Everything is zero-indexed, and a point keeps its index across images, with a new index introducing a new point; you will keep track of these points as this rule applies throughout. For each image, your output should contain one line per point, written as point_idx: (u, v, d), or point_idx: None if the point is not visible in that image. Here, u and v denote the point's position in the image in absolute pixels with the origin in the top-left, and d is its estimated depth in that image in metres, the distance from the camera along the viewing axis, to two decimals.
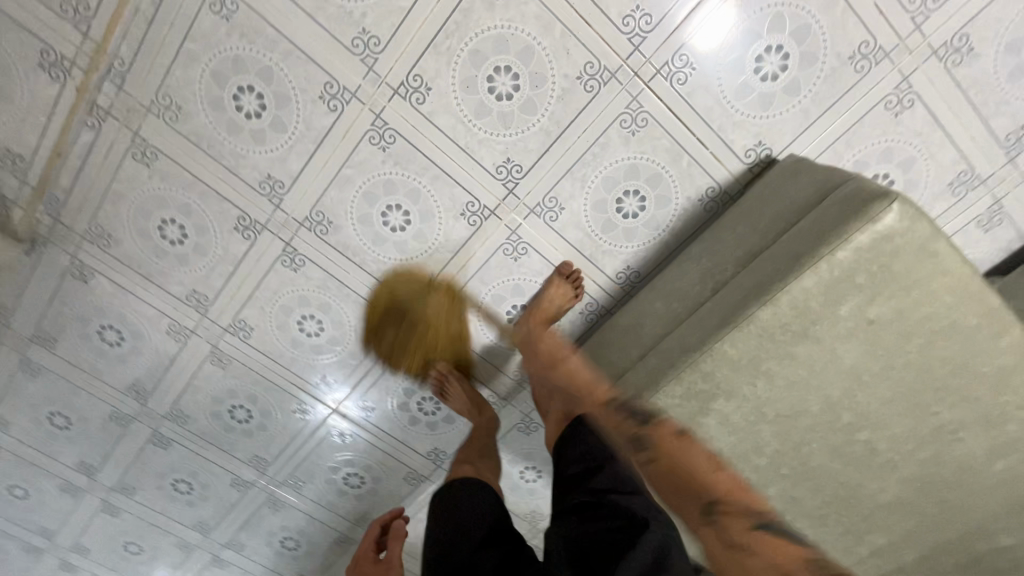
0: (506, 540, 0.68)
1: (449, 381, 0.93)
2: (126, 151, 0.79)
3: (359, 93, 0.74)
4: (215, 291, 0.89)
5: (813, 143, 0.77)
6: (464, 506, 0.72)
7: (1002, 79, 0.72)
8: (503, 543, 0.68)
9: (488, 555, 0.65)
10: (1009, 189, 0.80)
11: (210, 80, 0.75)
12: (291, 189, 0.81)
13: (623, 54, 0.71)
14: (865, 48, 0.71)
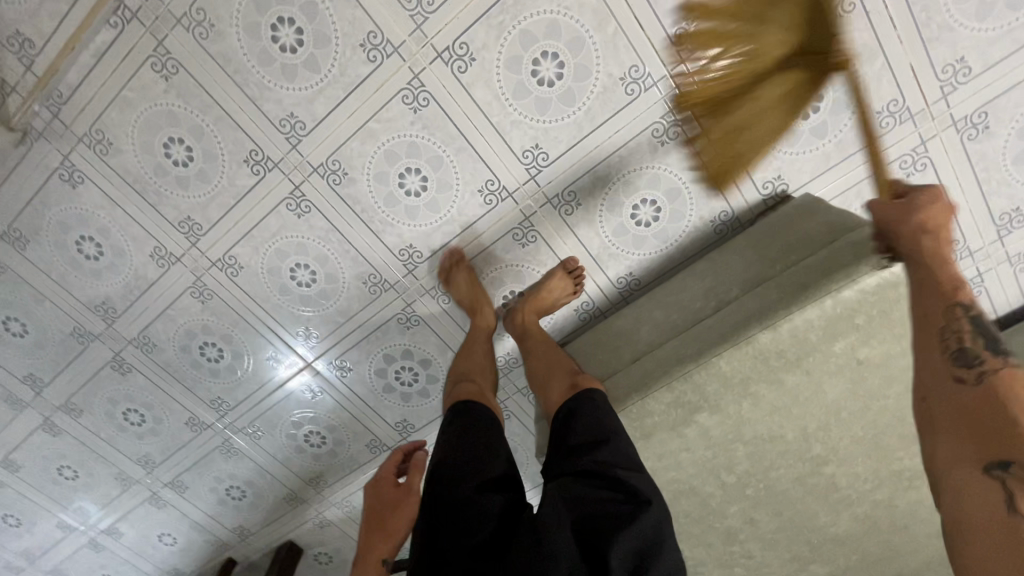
0: (510, 487, 0.61)
1: (459, 269, 0.86)
2: (145, 59, 0.75)
3: (402, 49, 0.73)
4: (211, 222, 0.86)
5: (827, 187, 0.80)
6: (464, 449, 0.63)
7: (1008, 160, 0.77)
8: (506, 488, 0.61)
9: (493, 498, 0.58)
10: (992, 265, 0.85)
11: (250, 3, 0.72)
12: (312, 132, 0.79)
13: (669, 64, 0.73)
14: (893, 107, 0.74)
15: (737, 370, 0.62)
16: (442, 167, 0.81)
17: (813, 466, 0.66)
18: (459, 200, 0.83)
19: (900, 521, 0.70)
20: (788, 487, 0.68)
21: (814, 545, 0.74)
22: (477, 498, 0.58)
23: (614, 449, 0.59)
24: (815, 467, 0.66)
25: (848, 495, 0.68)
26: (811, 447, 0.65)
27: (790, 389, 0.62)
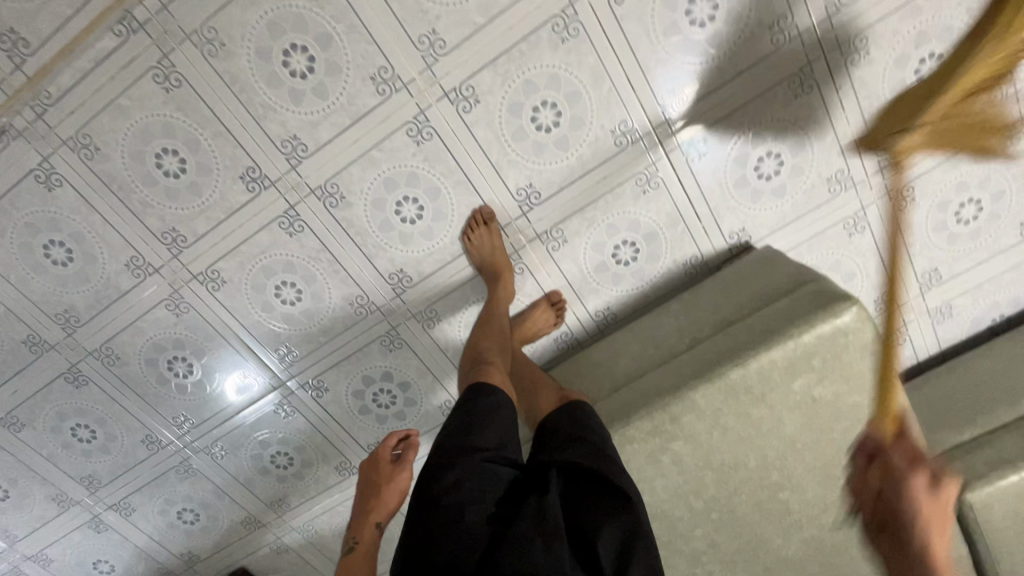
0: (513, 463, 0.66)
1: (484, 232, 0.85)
2: (147, 70, 0.75)
3: (411, 85, 0.77)
4: (196, 235, 0.85)
5: (783, 241, 0.90)
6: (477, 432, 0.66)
7: (928, 228, 0.90)
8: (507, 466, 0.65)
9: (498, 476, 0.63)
10: (915, 316, 0.97)
11: (264, 28, 0.74)
12: (314, 155, 0.81)
13: (654, 122, 0.81)
14: (841, 175, 0.86)
15: (709, 403, 0.68)
16: (439, 198, 0.85)
17: (770, 492, 0.73)
18: (453, 230, 0.87)
19: (841, 544, 0.78)
20: (748, 512, 0.75)
21: (767, 567, 0.80)
22: (488, 467, 0.64)
23: (599, 447, 0.67)
24: (772, 493, 0.73)
25: (799, 519, 0.75)
26: (770, 475, 0.72)
27: (754, 422, 0.69)
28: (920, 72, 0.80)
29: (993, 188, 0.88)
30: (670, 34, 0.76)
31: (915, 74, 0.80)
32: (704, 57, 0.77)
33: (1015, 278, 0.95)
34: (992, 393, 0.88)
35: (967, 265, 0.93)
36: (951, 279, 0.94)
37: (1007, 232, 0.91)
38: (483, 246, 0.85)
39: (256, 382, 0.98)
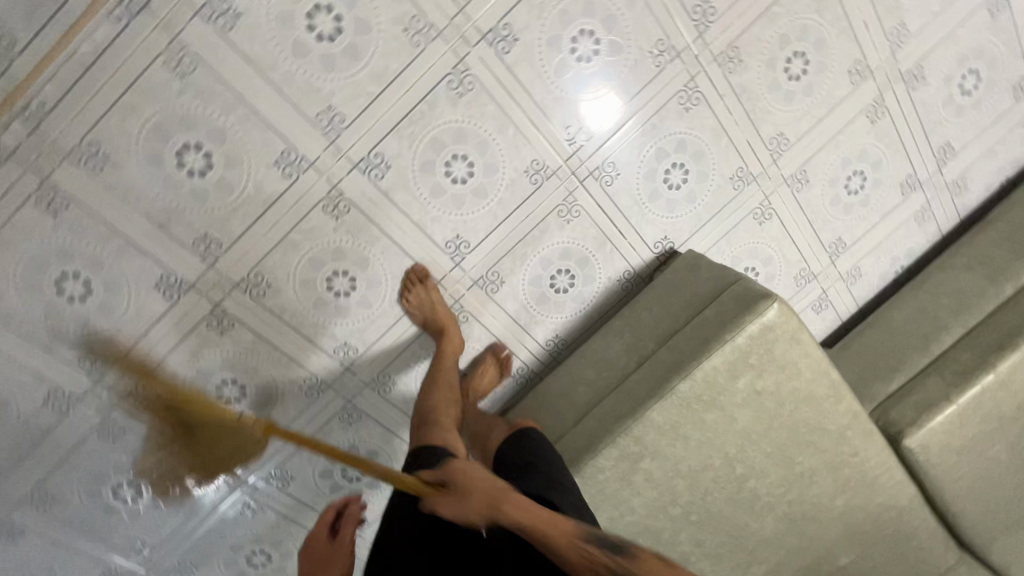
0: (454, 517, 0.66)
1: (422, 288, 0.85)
2: (27, 197, 0.70)
3: (317, 163, 0.76)
4: (118, 353, 0.80)
5: (704, 241, 0.95)
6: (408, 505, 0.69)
7: (825, 204, 0.98)
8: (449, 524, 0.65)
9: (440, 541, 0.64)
10: (831, 283, 1.06)
11: (150, 134, 0.71)
12: (230, 250, 0.78)
13: (563, 155, 0.84)
14: (741, 172, 0.92)
15: (667, 418, 0.71)
16: (369, 266, 0.83)
17: (737, 483, 0.77)
18: (389, 294, 0.86)
19: (811, 514, 0.83)
20: (722, 506, 0.79)
21: (751, 552, 0.84)
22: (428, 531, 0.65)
23: (545, 476, 0.67)
24: (739, 483, 0.77)
25: (769, 501, 0.80)
26: (734, 468, 0.76)
27: (710, 425, 0.73)
28: (789, 69, 0.87)
29: (873, 158, 0.97)
30: (560, 73, 0.79)
31: (785, 72, 0.87)
32: (597, 88, 0.81)
33: (907, 232, 1.05)
34: (910, 341, 0.96)
35: (866, 229, 1.02)
36: (855, 244, 1.03)
37: (893, 194, 1.01)
38: (423, 303, 0.85)
39: (212, 486, 0.93)
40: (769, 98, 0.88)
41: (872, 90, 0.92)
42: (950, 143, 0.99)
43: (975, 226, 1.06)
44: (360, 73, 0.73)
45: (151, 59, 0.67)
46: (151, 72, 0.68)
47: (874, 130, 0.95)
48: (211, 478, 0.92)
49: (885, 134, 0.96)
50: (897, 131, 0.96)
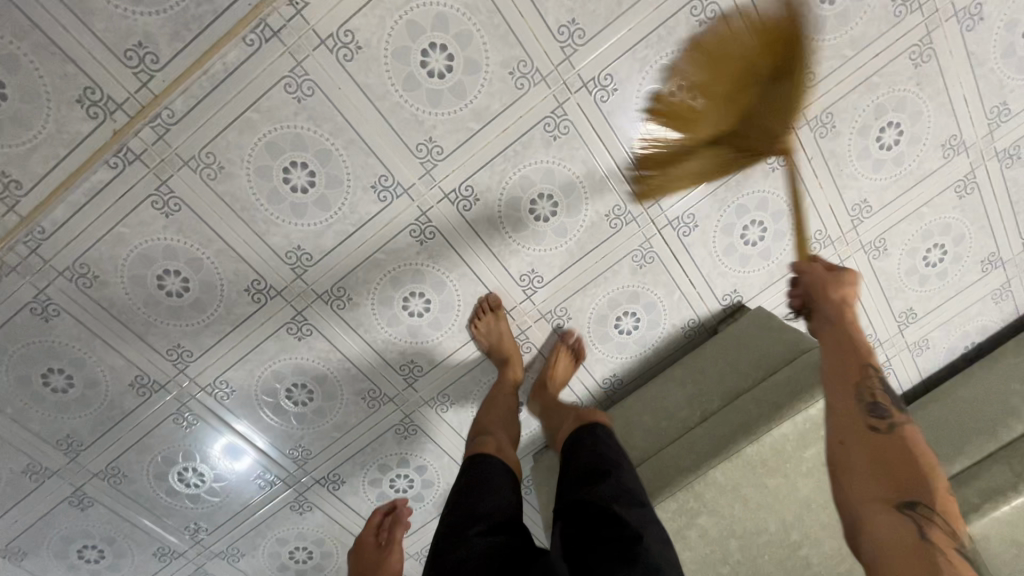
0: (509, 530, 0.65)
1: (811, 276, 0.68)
2: (144, 199, 0.75)
3: (411, 190, 0.79)
4: (203, 348, 0.85)
5: (772, 298, 0.95)
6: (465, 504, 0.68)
7: (901, 273, 0.97)
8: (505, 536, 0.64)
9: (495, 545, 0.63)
10: (896, 351, 1.04)
11: (262, 149, 0.75)
12: (319, 262, 0.82)
13: (646, 203, 0.85)
14: (819, 235, 0.91)
15: (729, 478, 0.72)
16: (444, 290, 0.86)
17: (790, 550, 0.77)
18: (460, 318, 0.89)
19: None
20: None
21: None
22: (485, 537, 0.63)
23: (611, 482, 0.66)
24: (792, 551, 0.77)
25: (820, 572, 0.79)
26: (789, 535, 0.76)
27: (771, 490, 0.72)
28: (882, 139, 0.86)
29: (955, 232, 0.95)
30: (654, 125, 0.81)
31: (877, 141, 0.86)
32: None
33: (981, 309, 1.03)
34: (976, 423, 0.94)
35: (939, 301, 1.01)
36: (925, 316, 1.01)
37: (971, 270, 0.99)
38: (821, 286, 0.67)
39: (268, 481, 0.97)
40: (857, 165, 0.87)
41: (964, 166, 0.91)
42: None
43: None
44: (464, 110, 0.76)
45: (275, 81, 0.72)
46: (273, 93, 0.72)
47: (960, 205, 0.94)
48: (238, 457, 0.94)
49: (971, 210, 0.94)
50: (984, 208, 0.94)
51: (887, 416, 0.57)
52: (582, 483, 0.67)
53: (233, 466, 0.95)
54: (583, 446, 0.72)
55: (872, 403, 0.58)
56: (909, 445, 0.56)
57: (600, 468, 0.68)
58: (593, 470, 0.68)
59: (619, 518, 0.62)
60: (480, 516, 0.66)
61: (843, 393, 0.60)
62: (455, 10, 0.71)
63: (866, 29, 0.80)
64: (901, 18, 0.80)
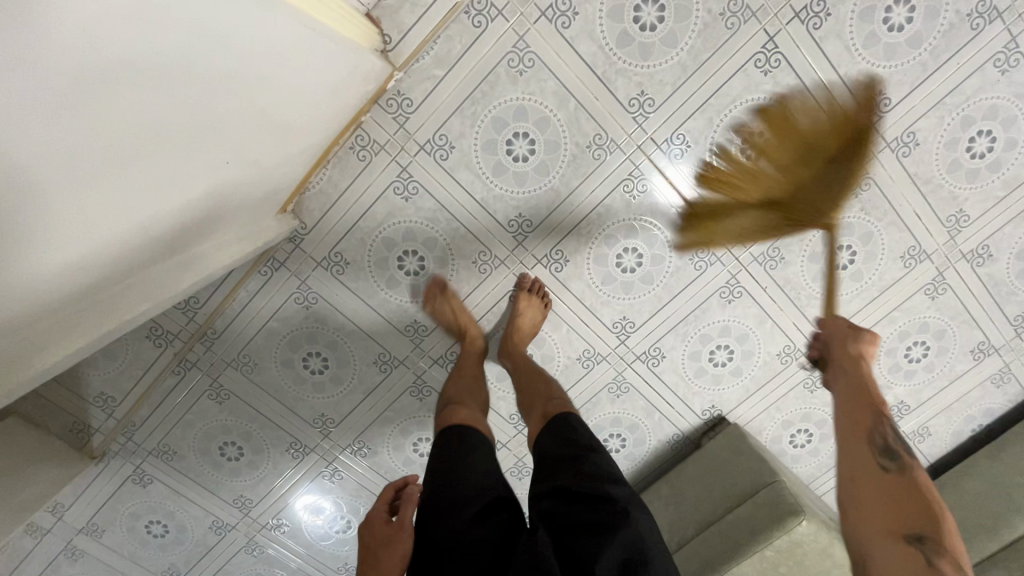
0: (495, 512, 0.65)
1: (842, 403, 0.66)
2: (203, 393, 0.96)
3: (406, 360, 0.95)
4: (260, 495, 1.06)
5: (752, 408, 1.01)
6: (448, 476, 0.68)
7: (883, 372, 0.99)
8: (496, 516, 0.65)
9: (484, 526, 0.63)
10: None
11: (286, 346, 0.93)
12: (341, 423, 1.00)
13: (612, 344, 0.95)
14: (788, 349, 0.97)
15: None
16: None
17: None
18: None
19: None
20: None
21: None
22: (467, 523, 0.63)
23: (596, 465, 0.66)
24: None
25: None
26: None
27: None
28: (834, 260, 0.91)
29: (935, 329, 0.97)
30: (608, 282, 0.91)
31: (829, 261, 0.91)
32: (641, 292, 0.91)
33: (982, 394, 1.02)
34: (981, 518, 0.94)
35: (932, 391, 1.01)
36: (919, 405, 1.02)
37: (961, 359, 0.99)
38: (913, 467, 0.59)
39: None
40: (814, 286, 0.92)
41: (930, 270, 0.92)
42: None
43: None
44: (439, 295, 0.91)
45: (287, 296, 0.90)
46: (286, 305, 0.90)
47: (935, 304, 0.95)
48: (319, 512, 1.08)
49: (948, 307, 0.95)
50: (963, 304, 0.95)
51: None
52: (566, 464, 0.67)
53: (312, 520, 1.09)
54: (558, 428, 0.73)
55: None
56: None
57: (580, 452, 0.68)
58: (570, 456, 0.68)
59: (604, 497, 0.63)
60: (468, 498, 0.65)
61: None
62: (419, 223, 0.86)
63: None
64: None
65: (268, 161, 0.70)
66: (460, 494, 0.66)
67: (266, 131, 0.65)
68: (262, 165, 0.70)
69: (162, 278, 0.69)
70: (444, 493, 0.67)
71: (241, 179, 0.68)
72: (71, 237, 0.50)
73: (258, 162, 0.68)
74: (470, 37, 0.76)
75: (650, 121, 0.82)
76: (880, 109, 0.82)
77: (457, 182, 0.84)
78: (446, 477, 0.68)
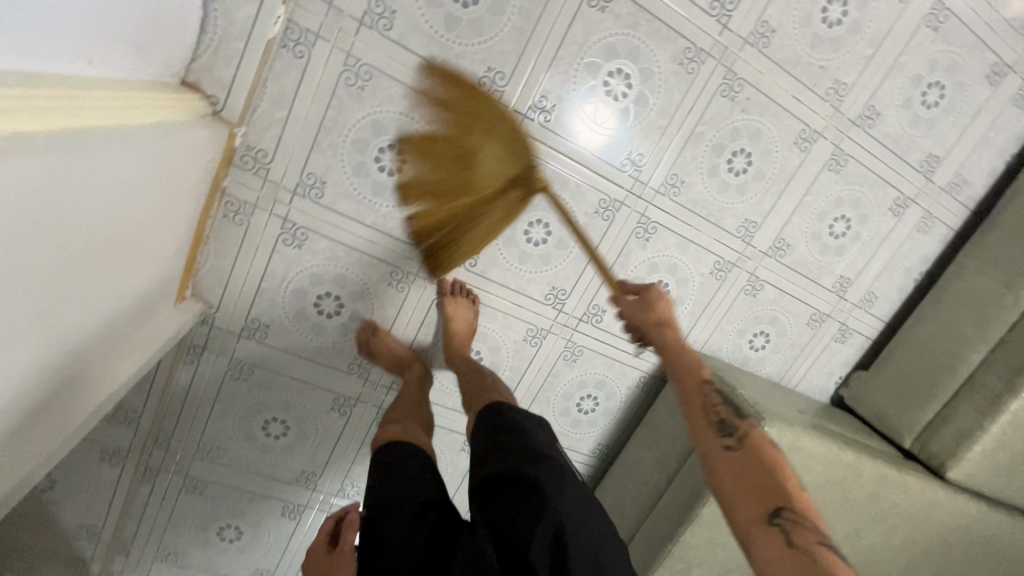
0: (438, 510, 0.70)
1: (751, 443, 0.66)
2: (180, 491, 0.96)
3: (362, 396, 0.96)
4: (275, 562, 1.08)
5: (705, 328, 1.02)
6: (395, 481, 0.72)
7: (815, 255, 1.01)
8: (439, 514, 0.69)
9: (426, 524, 0.68)
10: (847, 314, 1.08)
11: (241, 422, 0.93)
12: (324, 473, 1.01)
13: (551, 316, 0.95)
14: (718, 264, 0.98)
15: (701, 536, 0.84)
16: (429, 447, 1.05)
17: None
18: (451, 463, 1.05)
19: (866, 559, 0.92)
20: None
21: None
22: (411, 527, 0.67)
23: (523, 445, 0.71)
24: None
25: None
26: None
27: None
28: (733, 167, 0.91)
29: (850, 200, 0.98)
30: (525, 260, 0.90)
31: (728, 168, 0.91)
32: (560, 258, 0.91)
33: (913, 245, 1.04)
34: (939, 362, 0.97)
35: (865, 258, 1.03)
36: (859, 275, 1.05)
37: (884, 219, 1.01)
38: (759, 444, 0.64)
39: None
40: (723, 199, 0.93)
41: (827, 146, 0.93)
42: (931, 155, 0.97)
43: (986, 216, 1.03)
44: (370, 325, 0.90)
45: (222, 376, 0.89)
46: (225, 384, 0.89)
47: (842, 177, 0.96)
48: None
49: (856, 175, 0.96)
50: (868, 168, 0.96)
51: (735, 430, 0.67)
52: (496, 451, 0.72)
53: None
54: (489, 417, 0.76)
55: (721, 421, 0.68)
56: (761, 460, 0.63)
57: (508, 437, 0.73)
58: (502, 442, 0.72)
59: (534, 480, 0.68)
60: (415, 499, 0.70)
61: (702, 429, 0.69)
62: (322, 265, 0.85)
63: (668, 99, 0.84)
64: (695, 73, 0.84)
65: (149, 243, 0.67)
66: (400, 502, 0.70)
67: (88, 292, 0.58)
68: (145, 249, 0.67)
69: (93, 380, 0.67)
70: (382, 505, 0.70)
71: (128, 270, 0.65)
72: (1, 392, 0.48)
73: (141, 245, 0.66)
74: (297, 70, 0.73)
75: (508, 94, 0.80)
76: (726, 8, 0.81)
77: (342, 215, 0.82)
78: (386, 491, 0.71)
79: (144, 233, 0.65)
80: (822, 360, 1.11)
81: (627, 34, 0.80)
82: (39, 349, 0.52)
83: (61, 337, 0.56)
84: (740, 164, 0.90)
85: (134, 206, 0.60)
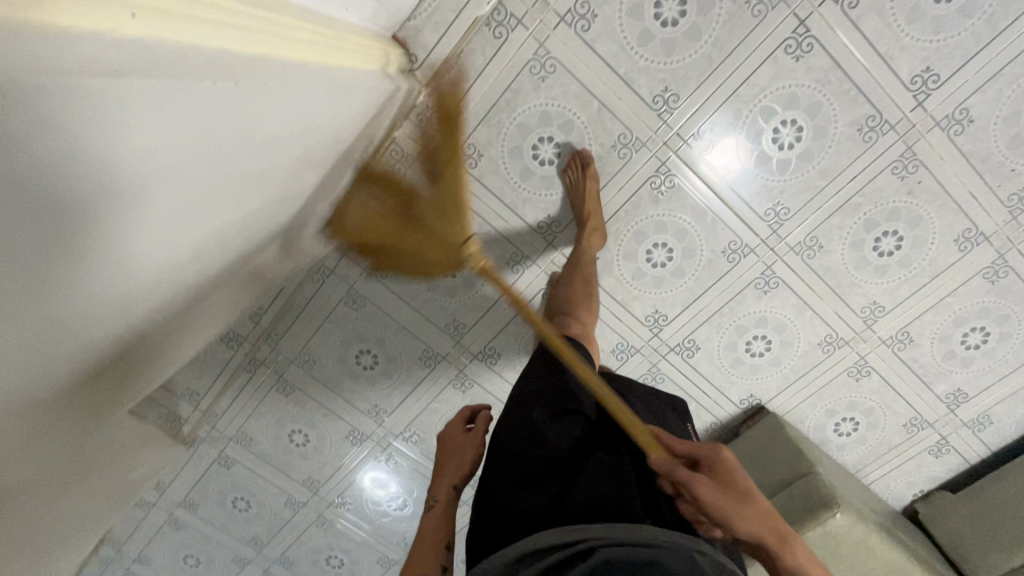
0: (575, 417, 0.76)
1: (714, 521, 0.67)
2: (271, 387, 1.07)
3: (448, 355, 1.02)
4: (326, 476, 1.18)
5: (793, 396, 1.00)
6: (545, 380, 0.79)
7: (938, 359, 0.95)
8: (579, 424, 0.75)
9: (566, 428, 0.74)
10: (952, 430, 1.01)
11: (340, 344, 1.02)
12: (393, 413, 1.09)
13: (645, 337, 0.97)
14: (830, 337, 0.95)
15: None
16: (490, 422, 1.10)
17: None
18: None
19: None
20: None
21: None
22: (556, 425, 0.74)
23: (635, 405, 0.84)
24: None
25: None
26: None
27: None
28: (879, 246, 0.87)
29: (997, 315, 0.91)
30: (639, 277, 0.92)
31: (873, 245, 0.87)
32: (673, 286, 0.92)
33: None
34: None
35: (992, 379, 0.96)
36: (979, 394, 0.97)
37: None
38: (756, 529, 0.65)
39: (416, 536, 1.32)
40: (857, 274, 0.89)
41: (990, 252, 0.87)
42: None
43: None
44: (477, 294, 0.96)
45: (338, 300, 0.98)
46: (338, 308, 0.99)
47: (995, 288, 0.89)
48: (385, 486, 1.20)
49: (1012, 291, 0.89)
50: None
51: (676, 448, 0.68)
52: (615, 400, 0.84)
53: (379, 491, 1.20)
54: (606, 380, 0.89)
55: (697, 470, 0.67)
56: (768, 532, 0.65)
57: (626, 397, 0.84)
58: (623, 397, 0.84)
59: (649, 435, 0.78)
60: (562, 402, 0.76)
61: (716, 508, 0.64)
62: None
63: (833, 161, 0.82)
64: (870, 143, 0.81)
65: (319, 154, 0.71)
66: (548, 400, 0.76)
67: (259, 184, 0.61)
68: (314, 158, 0.71)
69: (230, 254, 0.71)
70: (530, 398, 0.77)
71: (298, 174, 0.70)
72: (166, 242, 0.52)
73: (314, 149, 0.69)
74: (491, 49, 0.78)
75: (675, 116, 0.81)
76: (928, 86, 0.77)
77: (486, 188, 0.88)
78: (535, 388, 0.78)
79: (322, 159, 0.73)
80: (906, 466, 1.05)
81: (812, 88, 0.79)
82: (210, 218, 0.56)
83: (225, 213, 0.59)
84: (888, 245, 0.87)
85: (317, 112, 0.62)
